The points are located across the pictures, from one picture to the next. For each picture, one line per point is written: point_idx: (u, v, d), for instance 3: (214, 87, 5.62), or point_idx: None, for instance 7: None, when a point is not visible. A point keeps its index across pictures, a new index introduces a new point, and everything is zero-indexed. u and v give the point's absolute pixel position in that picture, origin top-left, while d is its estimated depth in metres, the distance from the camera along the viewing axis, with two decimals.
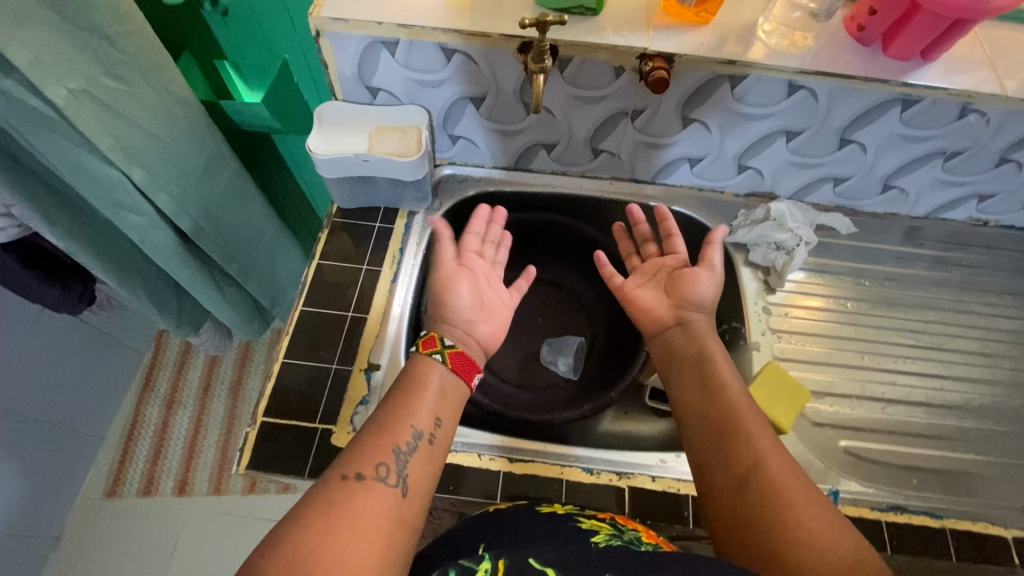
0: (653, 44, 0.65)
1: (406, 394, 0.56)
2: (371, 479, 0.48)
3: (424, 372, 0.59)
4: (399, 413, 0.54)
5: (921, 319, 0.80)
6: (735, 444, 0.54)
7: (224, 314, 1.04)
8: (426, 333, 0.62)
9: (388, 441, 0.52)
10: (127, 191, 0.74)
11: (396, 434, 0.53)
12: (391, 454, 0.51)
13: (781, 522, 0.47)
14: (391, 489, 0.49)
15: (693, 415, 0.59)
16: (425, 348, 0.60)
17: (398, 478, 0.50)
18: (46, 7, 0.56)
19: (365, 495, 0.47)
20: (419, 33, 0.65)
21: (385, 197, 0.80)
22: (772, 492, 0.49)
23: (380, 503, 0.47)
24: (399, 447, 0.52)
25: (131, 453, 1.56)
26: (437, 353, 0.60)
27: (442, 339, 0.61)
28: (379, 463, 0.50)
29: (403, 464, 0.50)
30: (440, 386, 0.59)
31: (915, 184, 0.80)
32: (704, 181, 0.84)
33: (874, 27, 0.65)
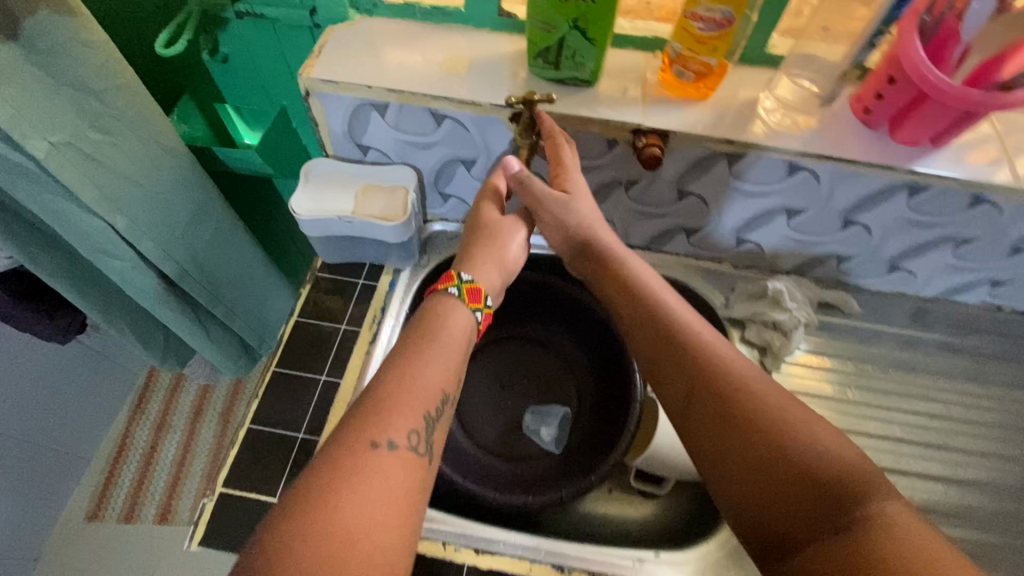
0: (648, 120, 0.64)
1: (425, 340, 0.53)
2: (402, 449, 0.45)
3: (451, 326, 0.55)
4: (425, 372, 0.50)
5: (926, 413, 0.75)
6: (703, 369, 0.53)
7: (208, 351, 1.01)
8: (473, 282, 0.59)
9: (420, 401, 0.49)
10: (110, 239, 0.72)
11: (421, 397, 0.49)
12: (423, 420, 0.48)
13: (766, 428, 0.47)
14: (419, 458, 0.47)
15: (651, 356, 0.57)
16: (469, 301, 0.58)
17: (428, 447, 0.48)
18: (31, 64, 0.56)
19: (394, 462, 0.44)
20: (409, 98, 0.64)
21: (369, 255, 0.78)
22: (747, 403, 0.49)
23: (405, 472, 0.45)
24: (429, 411, 0.49)
25: (116, 476, 1.54)
26: (479, 310, 0.57)
27: (484, 300, 0.59)
28: (410, 429, 0.47)
29: (430, 430, 0.48)
30: (466, 339, 0.56)
31: (923, 267, 0.76)
32: (702, 251, 0.81)
33: (880, 111, 0.62)
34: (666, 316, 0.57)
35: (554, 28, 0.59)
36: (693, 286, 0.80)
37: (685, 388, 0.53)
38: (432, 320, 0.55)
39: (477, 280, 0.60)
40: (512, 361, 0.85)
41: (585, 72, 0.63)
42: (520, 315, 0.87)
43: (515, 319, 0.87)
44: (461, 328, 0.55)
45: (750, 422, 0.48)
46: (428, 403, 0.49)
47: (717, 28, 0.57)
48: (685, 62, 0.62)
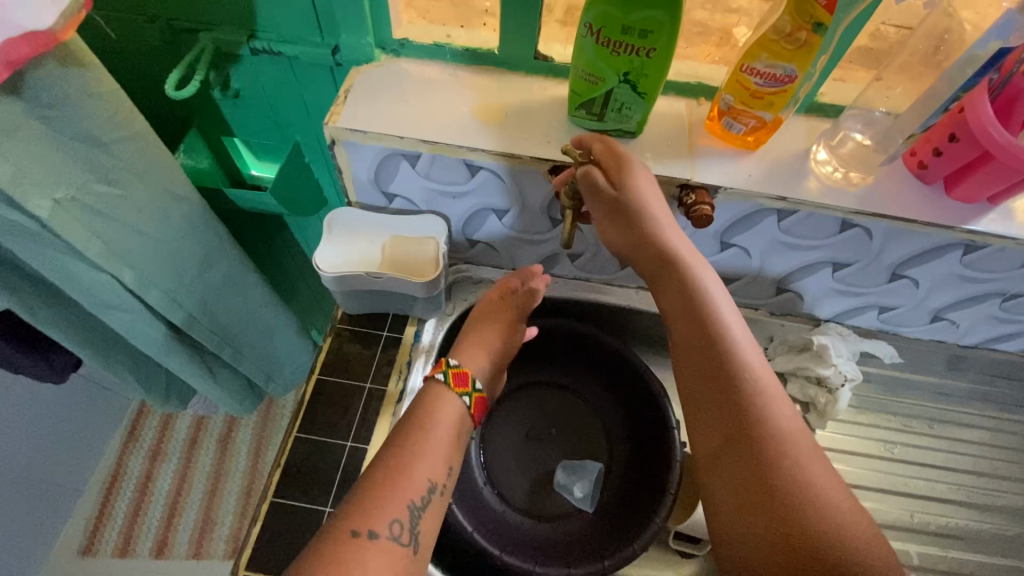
0: (697, 174, 0.60)
1: (420, 429, 0.55)
2: (384, 539, 0.48)
3: (438, 417, 0.56)
4: (413, 464, 0.52)
5: (975, 470, 0.72)
6: (754, 421, 0.50)
7: (214, 394, 0.97)
8: (460, 367, 0.60)
9: (404, 493, 0.51)
10: (116, 293, 0.67)
11: (406, 486, 0.51)
12: (405, 510, 0.50)
13: (803, 508, 0.46)
14: (402, 549, 0.49)
15: (703, 391, 0.53)
16: (455, 385, 0.58)
17: (411, 537, 0.50)
18: (33, 119, 0.51)
19: (376, 553, 0.47)
20: (443, 149, 0.60)
21: (393, 306, 0.74)
22: (790, 472, 0.48)
23: (389, 564, 0.47)
24: (412, 501, 0.51)
25: (110, 508, 1.34)
26: (465, 395, 0.59)
27: (472, 382, 0.60)
28: (393, 519, 0.49)
29: (415, 520, 0.50)
30: (457, 429, 0.57)
31: (968, 318, 0.74)
32: (740, 298, 0.78)
33: (937, 167, 0.59)
34: (730, 354, 0.53)
35: (601, 80, 0.55)
36: None
37: (723, 434, 0.51)
38: (421, 417, 0.56)
39: (465, 365, 0.61)
40: (539, 411, 0.81)
41: (629, 124, 0.60)
42: (544, 361, 0.83)
43: (540, 365, 0.83)
44: (453, 422, 0.57)
45: (789, 496, 0.47)
46: (414, 492, 0.51)
47: (777, 84, 0.54)
48: (737, 115, 0.58)
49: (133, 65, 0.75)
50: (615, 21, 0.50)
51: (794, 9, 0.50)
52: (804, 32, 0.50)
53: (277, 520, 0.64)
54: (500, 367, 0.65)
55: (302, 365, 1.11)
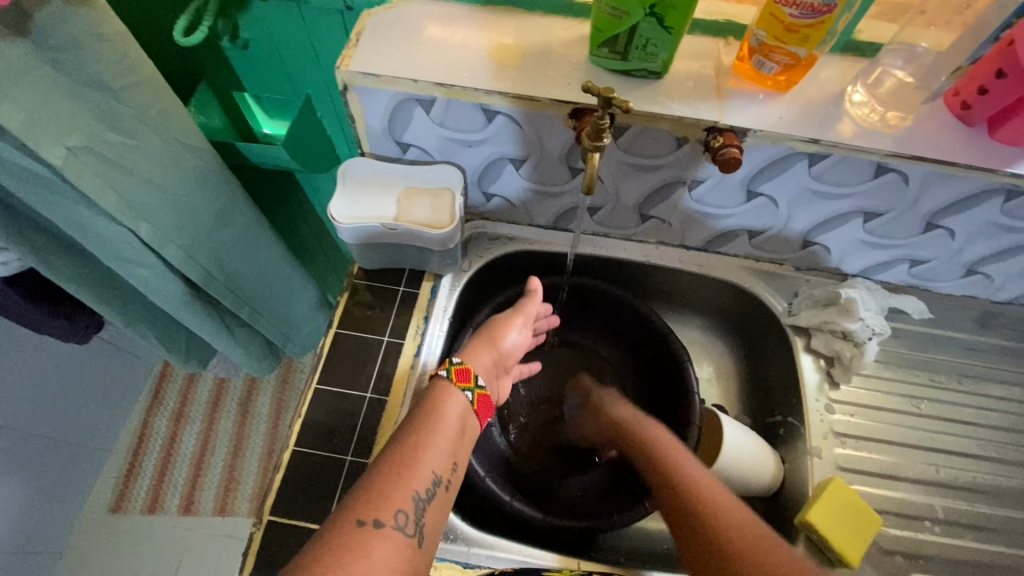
0: (725, 116, 0.57)
1: (427, 424, 0.55)
2: (389, 528, 0.48)
3: (443, 413, 0.56)
4: (420, 457, 0.52)
5: (1004, 426, 0.70)
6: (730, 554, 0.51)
7: (234, 354, 0.98)
8: (462, 363, 0.60)
9: (410, 484, 0.51)
10: (132, 246, 0.67)
11: (412, 478, 0.51)
12: (410, 501, 0.50)
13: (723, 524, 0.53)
14: (407, 539, 0.49)
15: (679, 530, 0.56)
16: (458, 380, 0.59)
17: (415, 527, 0.50)
18: (42, 62, 0.50)
19: (381, 542, 0.47)
20: (459, 93, 0.58)
21: (410, 260, 0.73)
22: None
23: (392, 554, 0.47)
24: (417, 492, 0.51)
25: (138, 467, 1.38)
26: (468, 390, 0.59)
27: (475, 378, 0.60)
28: (398, 510, 0.49)
29: (419, 512, 0.50)
30: (460, 426, 0.57)
31: (1003, 271, 0.71)
32: (764, 253, 0.76)
33: (982, 107, 0.55)
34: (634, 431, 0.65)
35: (626, 14, 0.52)
36: (753, 290, 0.76)
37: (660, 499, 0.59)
38: (427, 411, 0.56)
39: (467, 363, 0.62)
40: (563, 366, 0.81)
41: (655, 63, 0.57)
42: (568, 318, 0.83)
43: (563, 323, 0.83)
44: (456, 417, 0.57)
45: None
46: (419, 485, 0.51)
47: (814, 15, 0.50)
48: (770, 52, 0.55)
49: None
50: None
51: None
52: None
53: (298, 471, 0.64)
54: (501, 364, 0.66)
55: (319, 327, 1.11)
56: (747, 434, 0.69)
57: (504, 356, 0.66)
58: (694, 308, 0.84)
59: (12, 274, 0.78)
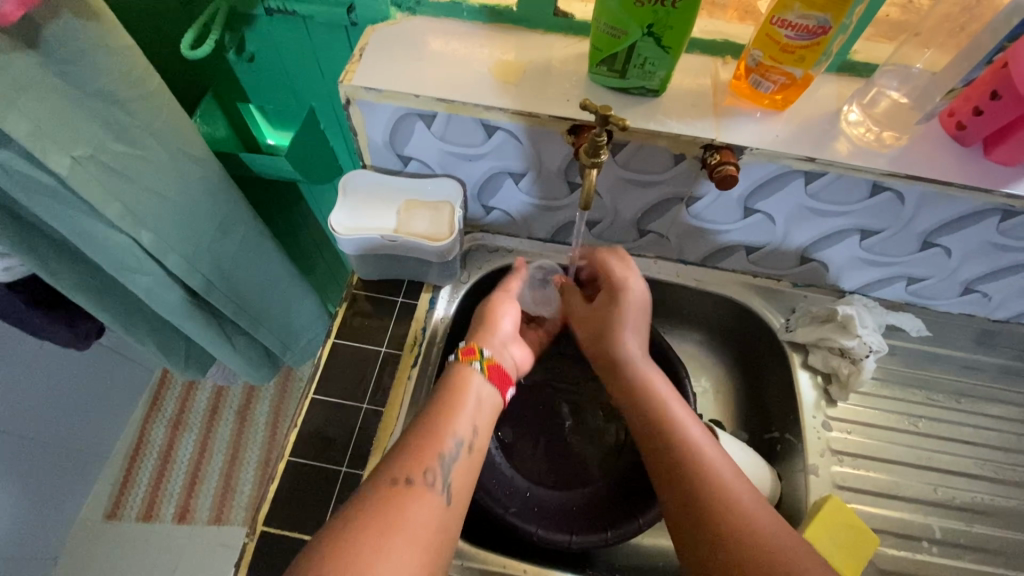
0: (722, 134, 0.58)
1: (447, 396, 0.57)
2: (420, 485, 0.50)
3: (461, 383, 0.59)
4: (441, 419, 0.55)
5: (1001, 446, 0.70)
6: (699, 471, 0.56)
7: (233, 362, 0.98)
8: (466, 343, 0.63)
9: (435, 445, 0.53)
10: (135, 255, 0.68)
11: (438, 441, 0.53)
12: (437, 461, 0.52)
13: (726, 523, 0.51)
14: (437, 497, 0.50)
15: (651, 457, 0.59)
16: (464, 356, 0.61)
17: (445, 486, 0.51)
18: (50, 75, 0.51)
19: (413, 497, 0.49)
20: (459, 108, 0.59)
21: (409, 272, 0.73)
22: (727, 503, 0.53)
23: (428, 510, 0.49)
24: (443, 453, 0.53)
25: (134, 474, 1.38)
26: (475, 361, 0.61)
27: (480, 351, 0.62)
28: (426, 468, 0.51)
29: (448, 472, 0.52)
30: (477, 399, 0.59)
31: (1001, 289, 0.71)
32: (761, 268, 0.76)
33: (976, 127, 0.56)
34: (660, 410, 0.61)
35: (625, 34, 0.53)
36: (750, 305, 0.76)
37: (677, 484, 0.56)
38: (447, 385, 0.59)
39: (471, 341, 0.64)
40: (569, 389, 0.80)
41: (653, 82, 0.58)
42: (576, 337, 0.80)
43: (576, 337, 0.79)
44: (473, 391, 0.59)
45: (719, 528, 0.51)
46: (444, 444, 0.53)
47: (809, 37, 0.52)
48: (766, 71, 0.56)
49: None
50: None
51: None
52: None
53: (291, 482, 0.63)
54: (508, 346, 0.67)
55: (318, 336, 1.11)
56: (746, 450, 0.69)
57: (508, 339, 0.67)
58: (693, 323, 0.84)
59: (14, 280, 0.79)
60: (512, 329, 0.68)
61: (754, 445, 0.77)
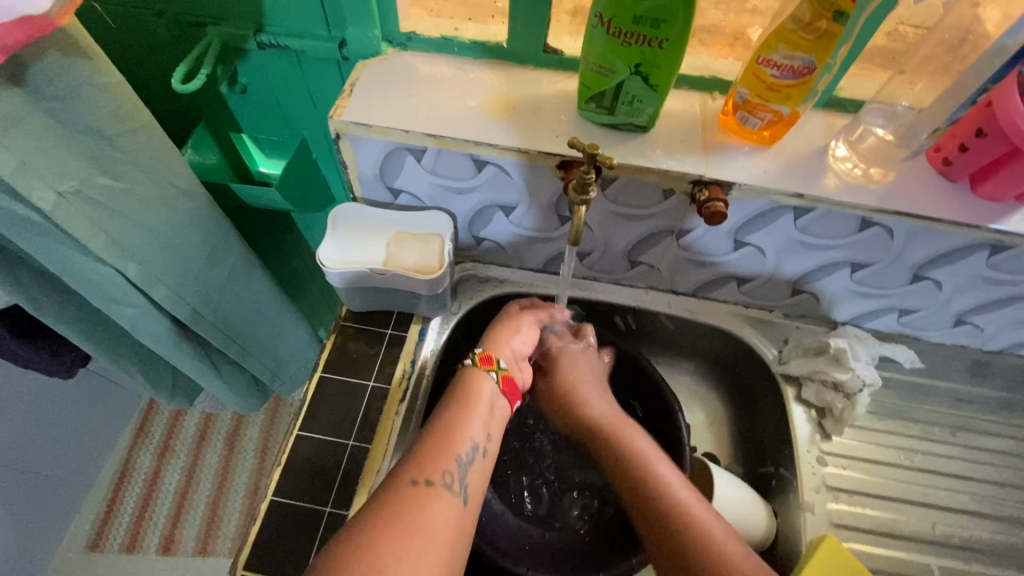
0: (711, 170, 0.58)
1: (459, 403, 0.57)
2: (439, 486, 0.49)
3: (472, 388, 0.58)
4: (455, 423, 0.55)
5: (999, 481, 0.69)
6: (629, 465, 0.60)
7: (219, 391, 0.96)
8: (484, 351, 0.62)
9: (451, 449, 0.52)
10: (120, 287, 0.67)
11: (453, 443, 0.53)
12: (455, 462, 0.51)
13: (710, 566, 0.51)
14: (455, 498, 0.50)
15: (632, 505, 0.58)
16: (481, 364, 0.60)
17: (462, 487, 0.51)
18: (37, 112, 0.51)
19: (434, 498, 0.48)
20: (450, 143, 0.59)
21: (399, 304, 0.72)
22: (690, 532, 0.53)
23: (447, 512, 0.48)
24: (460, 455, 0.52)
25: (118, 504, 1.33)
26: (492, 370, 0.60)
27: (496, 361, 0.62)
28: (444, 470, 0.50)
29: (465, 474, 0.51)
30: (490, 405, 0.58)
31: (993, 322, 0.71)
32: (753, 300, 0.76)
33: (962, 163, 0.57)
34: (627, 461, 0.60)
35: (612, 72, 0.53)
36: (743, 336, 0.76)
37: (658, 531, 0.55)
38: (460, 389, 0.58)
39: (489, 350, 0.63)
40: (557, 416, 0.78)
41: (641, 118, 0.58)
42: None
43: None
44: (487, 397, 0.58)
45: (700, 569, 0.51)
46: (460, 446, 0.53)
47: (795, 76, 0.52)
48: (753, 108, 0.56)
49: (142, 57, 0.75)
50: (626, 10, 0.48)
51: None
52: (824, 21, 0.49)
53: (274, 522, 0.61)
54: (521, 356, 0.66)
55: (308, 363, 1.10)
56: (739, 485, 0.67)
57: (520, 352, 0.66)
58: (686, 353, 0.83)
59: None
60: (524, 347, 0.67)
61: (749, 479, 0.76)
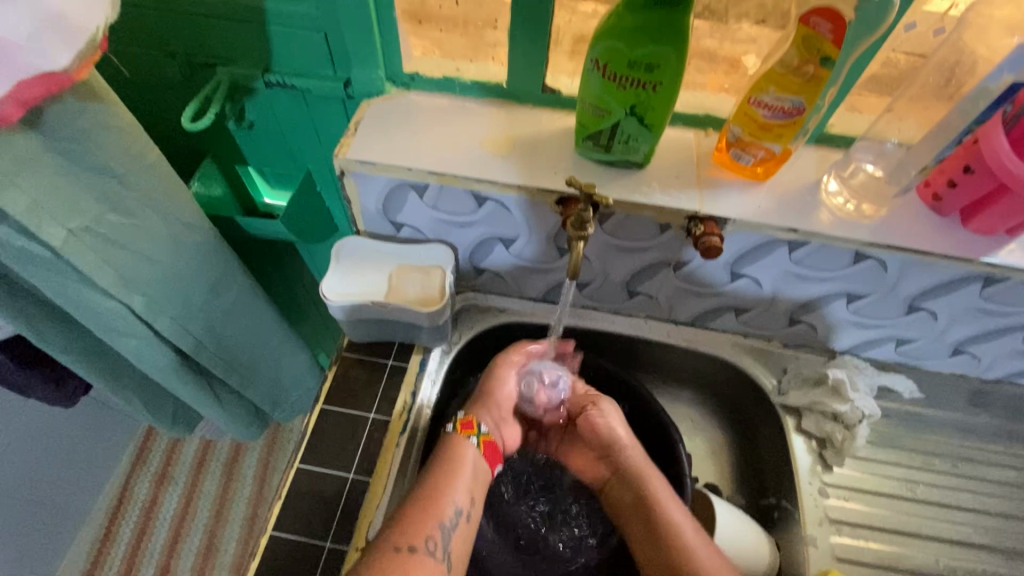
0: (706, 206, 0.60)
1: (445, 466, 0.60)
2: (422, 553, 0.54)
3: (456, 453, 0.62)
4: (442, 487, 0.58)
5: (1002, 512, 0.69)
6: (645, 505, 0.64)
7: (219, 422, 0.97)
8: (466, 416, 0.65)
9: (436, 514, 0.57)
10: (126, 320, 0.68)
11: (438, 507, 0.57)
12: (438, 528, 0.56)
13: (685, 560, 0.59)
14: (437, 563, 0.55)
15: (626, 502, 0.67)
16: (463, 430, 0.64)
17: (444, 553, 0.56)
18: (51, 154, 0.53)
19: (418, 565, 0.53)
20: (451, 180, 0.61)
21: (400, 335, 0.73)
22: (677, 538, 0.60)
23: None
24: (443, 520, 0.56)
25: (114, 533, 1.32)
26: (473, 437, 0.64)
27: (478, 427, 0.65)
28: (428, 536, 0.55)
29: (448, 539, 0.56)
30: (474, 469, 0.62)
31: (990, 351, 0.71)
32: (752, 329, 0.76)
33: (952, 199, 0.58)
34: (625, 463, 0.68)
35: (608, 113, 0.55)
36: (743, 365, 0.76)
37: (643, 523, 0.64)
38: (444, 451, 0.62)
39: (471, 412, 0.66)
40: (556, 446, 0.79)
41: (637, 156, 0.60)
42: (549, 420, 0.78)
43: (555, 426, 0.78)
44: (470, 463, 0.62)
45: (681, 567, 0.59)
46: (445, 512, 0.57)
47: (785, 117, 0.54)
48: (746, 146, 0.58)
49: (153, 95, 0.77)
50: (621, 56, 0.50)
51: (801, 43, 0.50)
52: (811, 66, 0.51)
53: (273, 557, 0.61)
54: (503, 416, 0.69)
55: (309, 392, 1.10)
56: (740, 517, 0.67)
57: (504, 412, 0.70)
58: (686, 382, 0.83)
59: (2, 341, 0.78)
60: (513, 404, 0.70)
61: (750, 510, 0.76)
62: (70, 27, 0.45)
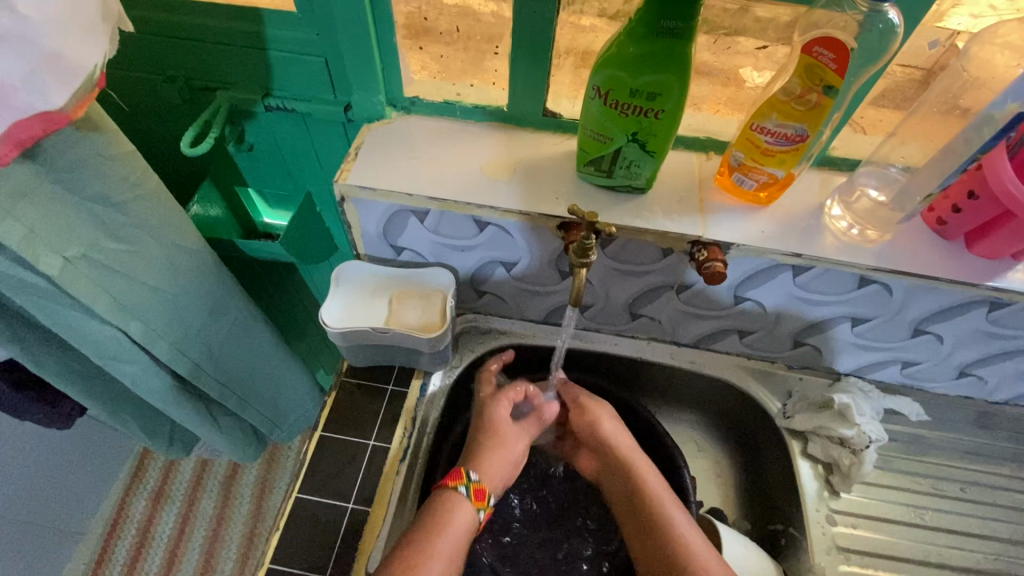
0: (708, 230, 0.59)
1: (435, 533, 0.58)
2: None
3: (455, 519, 0.61)
4: (429, 560, 0.56)
5: (1011, 537, 0.68)
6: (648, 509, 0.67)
7: (217, 443, 0.95)
8: (480, 483, 0.65)
9: None
10: (123, 346, 0.67)
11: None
12: None
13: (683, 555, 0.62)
14: None
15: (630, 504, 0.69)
16: (473, 500, 0.63)
17: None
18: (48, 183, 0.52)
19: None
20: (452, 206, 0.60)
21: (400, 359, 0.72)
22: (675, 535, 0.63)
23: None
24: None
25: (107, 556, 1.23)
26: (480, 512, 0.64)
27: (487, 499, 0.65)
28: None
29: None
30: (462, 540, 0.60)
31: (996, 374, 0.70)
32: (755, 351, 0.75)
33: (956, 224, 0.58)
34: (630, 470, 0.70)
35: (610, 139, 0.55)
36: (745, 387, 0.76)
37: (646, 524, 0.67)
38: (436, 518, 0.60)
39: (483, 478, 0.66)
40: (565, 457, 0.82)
41: (639, 181, 0.59)
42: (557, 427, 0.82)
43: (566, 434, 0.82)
44: (459, 531, 0.60)
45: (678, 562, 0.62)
46: None
47: (789, 143, 0.54)
48: (748, 171, 0.58)
49: (152, 117, 0.77)
50: (623, 84, 0.50)
51: (804, 72, 0.50)
52: (814, 94, 0.50)
53: None
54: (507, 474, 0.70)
55: (307, 413, 1.08)
56: (748, 545, 0.66)
57: (507, 469, 0.70)
58: (688, 403, 0.83)
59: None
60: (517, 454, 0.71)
61: (757, 535, 0.74)
62: (69, 66, 0.45)
